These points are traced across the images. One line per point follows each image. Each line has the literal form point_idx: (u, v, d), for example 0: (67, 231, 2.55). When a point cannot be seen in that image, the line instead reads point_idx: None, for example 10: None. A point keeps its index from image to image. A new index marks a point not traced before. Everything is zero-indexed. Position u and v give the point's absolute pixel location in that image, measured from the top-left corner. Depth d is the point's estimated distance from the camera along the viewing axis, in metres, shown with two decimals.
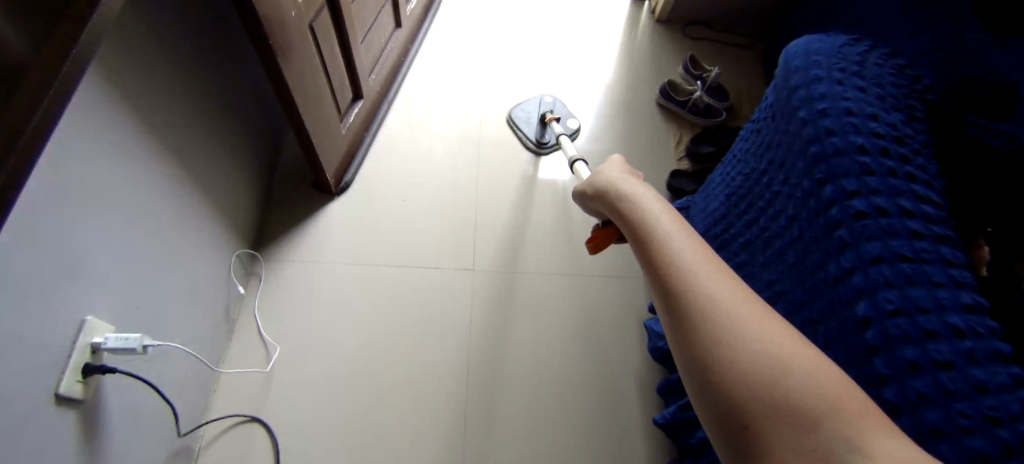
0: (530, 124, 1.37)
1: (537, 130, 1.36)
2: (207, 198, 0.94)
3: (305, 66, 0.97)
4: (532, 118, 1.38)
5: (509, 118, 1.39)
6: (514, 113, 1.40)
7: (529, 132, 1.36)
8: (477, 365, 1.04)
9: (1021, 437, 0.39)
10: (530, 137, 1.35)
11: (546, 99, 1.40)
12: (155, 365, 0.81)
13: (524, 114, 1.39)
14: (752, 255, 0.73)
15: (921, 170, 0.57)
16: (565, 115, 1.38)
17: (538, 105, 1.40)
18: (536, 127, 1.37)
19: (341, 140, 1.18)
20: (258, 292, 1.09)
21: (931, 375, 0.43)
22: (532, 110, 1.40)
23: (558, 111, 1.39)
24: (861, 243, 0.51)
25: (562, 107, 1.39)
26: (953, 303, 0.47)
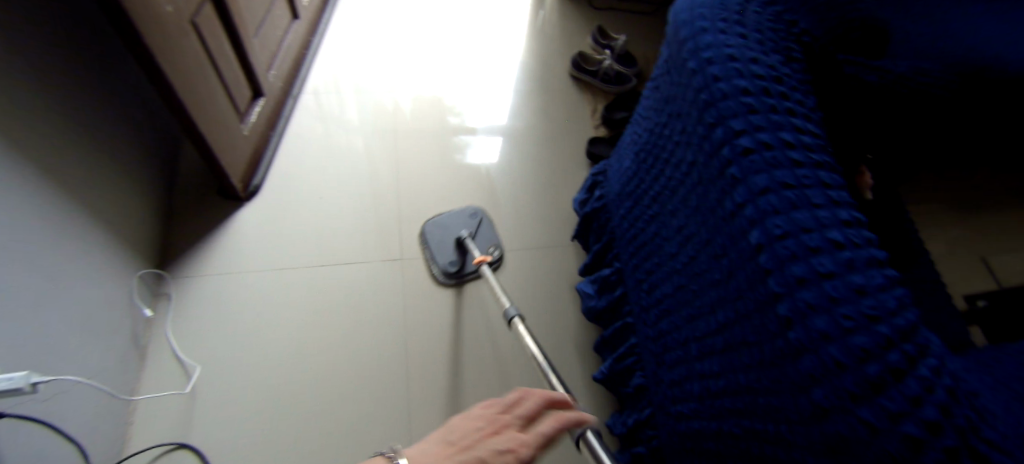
0: (445, 248, 1.13)
1: (452, 254, 1.12)
2: (94, 217, 0.85)
3: (191, 66, 0.90)
4: (448, 238, 1.14)
5: (422, 233, 1.16)
6: (428, 228, 1.15)
7: (441, 256, 1.12)
8: (419, 355, 1.03)
9: (895, 329, 0.44)
10: (441, 263, 1.11)
11: (467, 217, 1.17)
12: (52, 404, 0.74)
13: (438, 234, 1.14)
14: (661, 206, 0.76)
15: (798, 104, 0.61)
16: (488, 240, 1.16)
17: (458, 221, 1.17)
18: (451, 249, 1.12)
19: (245, 142, 1.11)
20: (169, 313, 1.01)
21: (816, 286, 0.47)
22: (451, 228, 1.16)
23: (480, 232, 1.16)
24: (750, 177, 0.54)
25: (485, 229, 1.17)
26: (832, 221, 0.51)
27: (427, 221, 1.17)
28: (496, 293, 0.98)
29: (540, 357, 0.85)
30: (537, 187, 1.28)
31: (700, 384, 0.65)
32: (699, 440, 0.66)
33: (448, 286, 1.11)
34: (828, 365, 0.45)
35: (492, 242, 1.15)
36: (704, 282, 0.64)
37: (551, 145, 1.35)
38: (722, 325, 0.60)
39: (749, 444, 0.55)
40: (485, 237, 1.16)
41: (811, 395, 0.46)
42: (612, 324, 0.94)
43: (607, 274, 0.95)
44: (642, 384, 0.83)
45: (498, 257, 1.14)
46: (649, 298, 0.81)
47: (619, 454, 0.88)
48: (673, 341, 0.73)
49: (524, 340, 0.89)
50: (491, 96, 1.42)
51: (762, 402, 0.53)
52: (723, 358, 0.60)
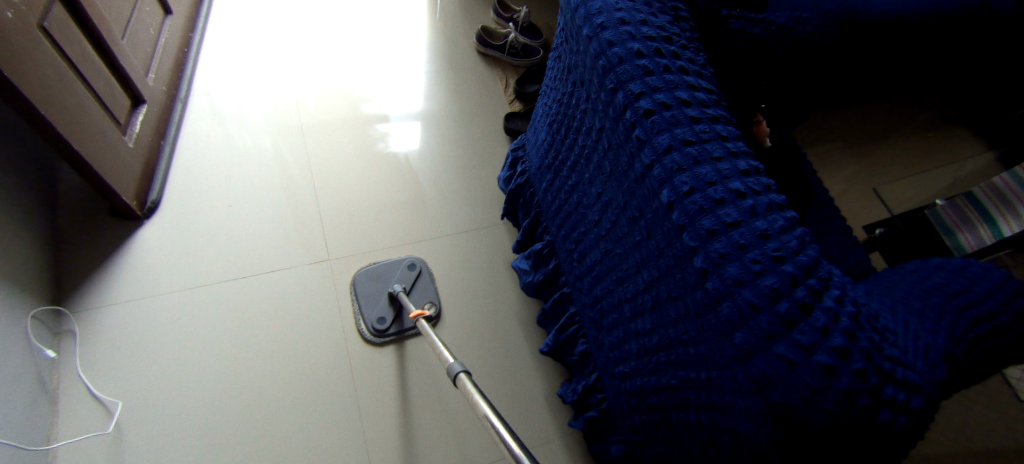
0: (376, 303, 1.03)
1: (384, 309, 1.02)
2: None
3: (51, 78, 0.79)
4: (380, 292, 1.04)
5: (352, 285, 1.05)
6: (359, 278, 1.05)
7: (371, 310, 1.02)
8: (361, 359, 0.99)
9: (799, 267, 0.47)
10: (372, 320, 1.01)
11: (404, 269, 1.07)
12: None
13: (370, 285, 1.04)
14: (580, 175, 0.77)
15: (690, 61, 0.62)
16: (425, 296, 1.06)
17: (393, 273, 1.06)
18: (385, 303, 1.03)
19: (132, 156, 1.00)
20: (75, 352, 0.90)
21: (725, 236, 0.49)
22: (385, 280, 1.05)
23: (417, 288, 1.06)
24: (654, 137, 0.55)
25: (423, 284, 1.07)
26: (733, 172, 0.53)
27: (359, 270, 1.07)
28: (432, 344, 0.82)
29: (502, 426, 0.59)
30: (461, 169, 1.25)
31: (637, 343, 0.67)
32: (643, 396, 0.68)
33: (378, 344, 1.01)
34: (742, 308, 0.47)
35: (431, 298, 1.06)
36: (628, 245, 0.65)
37: (468, 125, 1.33)
38: (649, 284, 0.61)
39: (687, 392, 0.58)
40: (423, 294, 1.06)
41: (733, 340, 0.48)
42: (550, 296, 0.95)
43: (539, 248, 0.96)
44: (586, 351, 0.85)
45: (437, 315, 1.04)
46: (581, 266, 0.82)
47: (574, 420, 0.91)
48: (608, 304, 0.74)
49: (473, 397, 0.65)
50: (398, 81, 1.36)
51: (693, 352, 0.55)
52: (654, 315, 0.61)
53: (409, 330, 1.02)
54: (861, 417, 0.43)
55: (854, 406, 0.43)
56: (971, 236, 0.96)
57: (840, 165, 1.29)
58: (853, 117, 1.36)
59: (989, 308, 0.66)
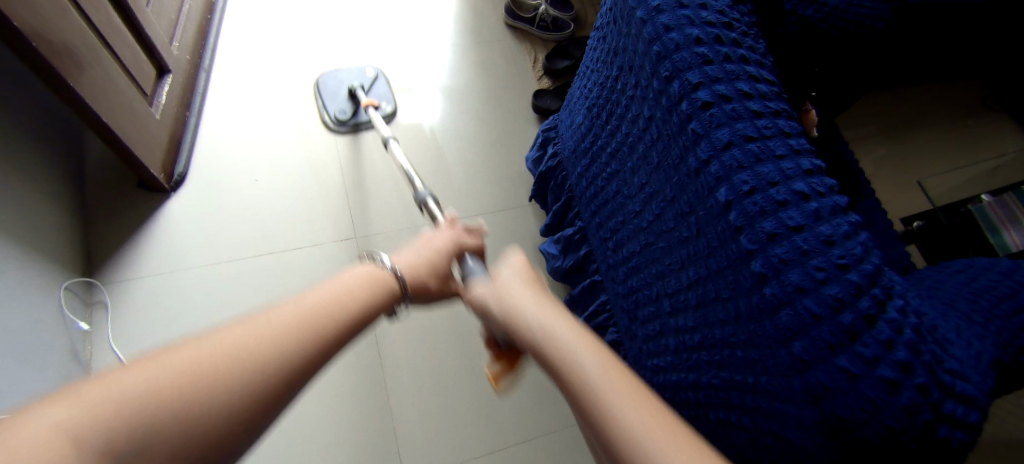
0: (336, 97, 1.18)
1: (344, 103, 1.18)
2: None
3: (80, 47, 0.78)
4: (342, 89, 1.19)
5: (315, 87, 1.20)
6: (322, 80, 1.20)
7: (334, 104, 1.18)
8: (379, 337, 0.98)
9: (864, 276, 0.45)
10: (332, 111, 1.17)
11: (364, 73, 1.21)
12: None
13: (333, 86, 1.19)
14: (621, 164, 0.74)
15: (751, 50, 0.58)
16: (382, 95, 1.21)
17: (354, 74, 1.21)
18: (344, 98, 1.19)
19: (159, 128, 0.98)
20: (107, 324, 0.92)
21: (789, 240, 0.47)
22: (344, 79, 1.20)
23: (374, 88, 1.20)
24: (712, 131, 0.53)
25: (380, 85, 1.21)
26: (796, 172, 0.50)
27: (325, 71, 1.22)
28: (378, 126, 1.06)
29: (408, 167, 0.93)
30: (487, 147, 1.23)
31: (676, 338, 0.66)
32: (678, 391, 0.67)
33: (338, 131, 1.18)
34: (803, 317, 0.46)
35: (387, 97, 1.20)
36: (672, 240, 0.64)
37: (495, 100, 1.29)
38: (696, 282, 0.60)
39: (730, 393, 0.57)
40: (380, 93, 1.20)
41: (791, 348, 0.47)
42: (580, 281, 0.94)
43: (571, 233, 0.94)
44: (616, 340, 0.85)
45: (390, 110, 1.20)
46: (616, 255, 0.80)
47: None
48: (645, 297, 0.73)
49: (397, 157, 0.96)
50: (423, 52, 1.33)
51: (741, 355, 0.54)
52: (697, 314, 0.60)
53: (365, 123, 1.18)
54: (922, 433, 0.42)
55: (915, 423, 0.42)
56: (1017, 235, 0.93)
57: (880, 154, 1.25)
58: (896, 103, 1.30)
59: None
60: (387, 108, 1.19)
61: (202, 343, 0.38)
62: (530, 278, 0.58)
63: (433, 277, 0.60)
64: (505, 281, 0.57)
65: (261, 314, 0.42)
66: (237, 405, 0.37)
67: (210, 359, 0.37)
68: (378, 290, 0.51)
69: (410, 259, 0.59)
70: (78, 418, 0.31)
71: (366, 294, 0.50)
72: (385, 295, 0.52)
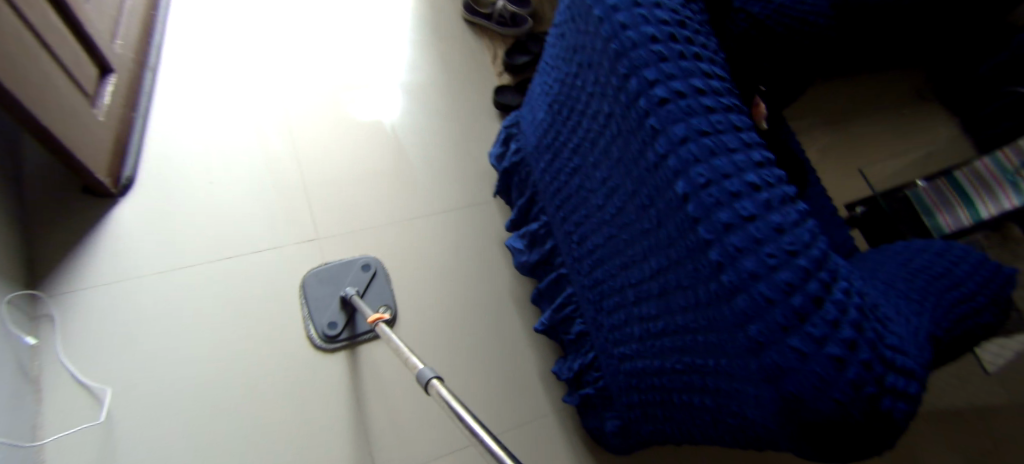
0: (327, 308, 0.97)
1: (337, 314, 0.97)
2: None
3: (15, 48, 0.73)
4: (333, 295, 0.98)
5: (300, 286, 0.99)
6: (308, 280, 0.99)
7: (323, 316, 0.96)
8: (348, 345, 0.97)
9: (812, 260, 0.48)
10: (320, 326, 0.96)
11: (359, 270, 1.01)
12: None
13: (322, 288, 0.99)
14: (583, 158, 0.76)
15: (704, 47, 0.61)
16: (380, 299, 1.00)
17: (346, 274, 1.00)
18: (336, 308, 0.97)
19: (103, 131, 0.93)
20: (56, 337, 0.87)
21: (742, 229, 0.49)
22: (336, 280, 1.00)
23: (373, 289, 1.01)
24: (669, 127, 0.55)
25: (379, 285, 1.01)
26: (748, 165, 0.53)
27: (314, 268, 1.01)
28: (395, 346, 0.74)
29: (487, 435, 0.50)
30: (450, 145, 1.22)
31: (640, 327, 0.68)
32: (643, 377, 0.70)
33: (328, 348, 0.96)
34: (757, 303, 0.48)
35: (386, 301, 1.00)
36: (634, 232, 0.65)
37: (456, 98, 1.29)
38: (658, 272, 0.61)
39: (692, 377, 0.60)
40: (378, 294, 1.00)
41: (747, 332, 0.49)
42: (546, 275, 0.96)
43: (535, 228, 0.96)
44: (582, 331, 0.87)
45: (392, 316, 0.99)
46: (581, 249, 0.82)
47: (568, 397, 0.93)
48: (609, 288, 0.75)
49: (448, 404, 0.55)
50: (382, 51, 1.31)
51: (701, 340, 0.56)
52: (660, 302, 0.63)
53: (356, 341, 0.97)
54: (866, 406, 0.45)
55: (860, 395, 0.45)
56: (949, 218, 1.01)
57: (824, 144, 1.31)
58: (839, 96, 1.37)
59: (969, 291, 0.68)
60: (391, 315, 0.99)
61: None
62: None
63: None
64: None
65: None
66: None
67: None
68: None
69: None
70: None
71: None
72: None
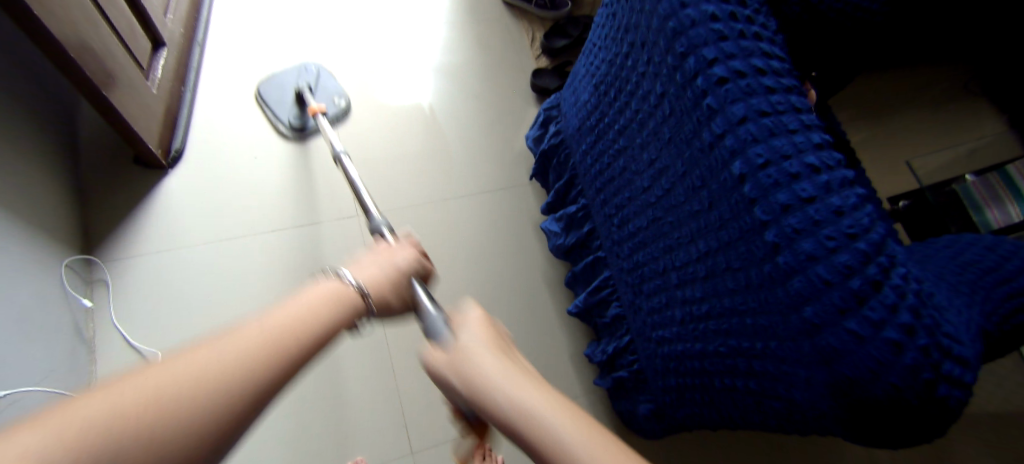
0: (283, 105, 1.12)
1: (292, 107, 1.12)
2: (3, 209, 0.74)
3: (78, 17, 0.76)
4: (285, 93, 1.13)
5: (258, 94, 1.13)
6: (261, 89, 1.13)
7: (282, 112, 1.11)
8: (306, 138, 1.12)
9: (872, 245, 0.47)
10: (282, 120, 1.11)
11: (306, 73, 1.15)
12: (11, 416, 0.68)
13: (275, 89, 1.13)
14: (630, 140, 0.75)
15: (764, 28, 0.60)
16: (330, 94, 1.15)
17: (294, 77, 1.14)
18: (291, 105, 1.12)
19: (155, 102, 0.96)
20: (111, 301, 0.91)
21: (801, 211, 0.49)
22: (286, 83, 1.13)
23: (321, 85, 1.15)
24: (727, 107, 0.55)
25: (327, 80, 1.16)
26: (808, 146, 0.52)
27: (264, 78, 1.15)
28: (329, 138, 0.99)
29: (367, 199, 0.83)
30: (486, 125, 1.23)
31: (682, 310, 0.68)
32: (682, 361, 0.70)
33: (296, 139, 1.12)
34: (814, 285, 0.48)
35: (337, 94, 1.16)
36: (681, 214, 0.66)
37: (493, 80, 1.29)
38: (707, 255, 0.61)
39: (736, 360, 0.60)
40: (327, 90, 1.15)
41: (802, 313, 0.49)
42: (582, 258, 0.96)
43: (573, 211, 0.96)
44: (618, 314, 0.87)
45: (340, 109, 1.15)
46: (621, 231, 0.82)
47: (601, 380, 0.94)
48: (650, 271, 0.75)
49: (347, 172, 0.90)
50: (420, 30, 1.31)
51: (750, 323, 0.56)
52: (706, 284, 0.63)
53: (312, 129, 1.12)
54: (923, 391, 0.44)
55: (916, 381, 0.44)
56: (999, 213, 0.99)
57: (867, 137, 1.28)
58: (885, 86, 1.33)
59: None
60: (338, 108, 1.14)
61: (176, 368, 0.37)
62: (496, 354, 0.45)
63: (387, 295, 0.55)
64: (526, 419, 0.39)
65: (229, 335, 0.40)
66: (229, 405, 0.37)
67: (189, 375, 0.36)
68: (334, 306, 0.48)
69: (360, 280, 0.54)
70: (48, 446, 0.30)
71: (329, 309, 0.48)
72: (339, 315, 0.49)
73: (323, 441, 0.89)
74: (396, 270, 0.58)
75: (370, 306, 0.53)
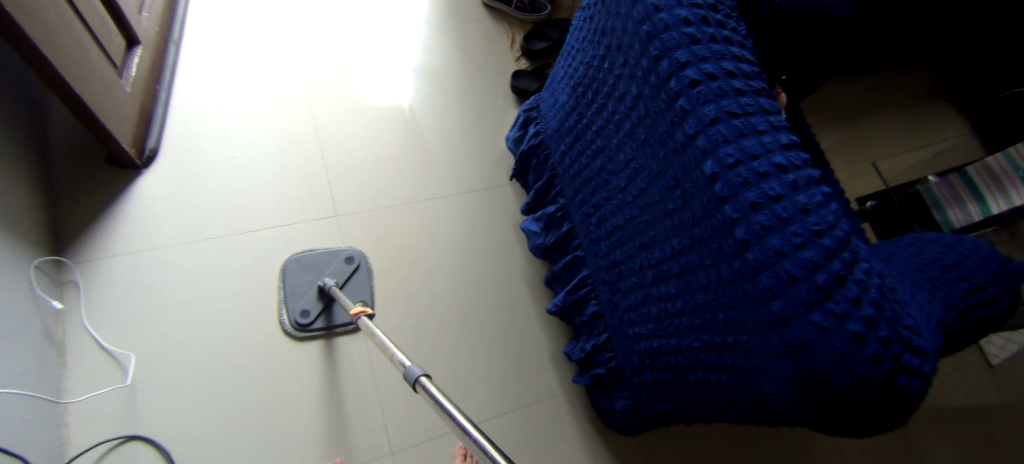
0: (303, 297, 0.96)
1: (311, 300, 0.96)
2: None
3: (50, 16, 0.74)
4: (310, 283, 0.97)
5: (280, 271, 0.99)
6: (288, 266, 0.98)
7: (298, 303, 0.95)
8: (320, 335, 0.96)
9: (836, 241, 0.49)
10: (295, 315, 0.94)
11: (341, 262, 1.00)
12: None
13: (301, 274, 0.98)
14: (607, 140, 0.77)
15: (735, 31, 0.62)
16: (359, 294, 0.98)
17: (328, 264, 0.99)
18: (311, 297, 0.96)
19: (128, 101, 0.94)
20: (82, 303, 0.89)
21: (770, 209, 0.51)
22: (314, 274, 0.98)
23: (351, 286, 0.98)
24: (699, 108, 0.56)
25: (359, 280, 0.99)
26: (776, 146, 0.54)
27: (295, 255, 1.00)
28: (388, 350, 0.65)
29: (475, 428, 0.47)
30: (467, 127, 1.23)
31: (657, 307, 0.70)
32: (659, 357, 0.71)
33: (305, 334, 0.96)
34: (783, 280, 0.50)
35: (364, 297, 0.98)
36: (657, 213, 0.67)
37: (474, 82, 1.30)
38: (682, 253, 0.63)
39: (709, 354, 0.61)
40: (358, 290, 0.98)
41: (770, 307, 0.51)
42: (561, 258, 0.97)
43: (552, 211, 0.97)
44: (597, 312, 0.89)
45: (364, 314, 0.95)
46: (599, 231, 0.83)
47: (579, 378, 0.95)
48: (627, 269, 0.77)
49: (437, 402, 0.52)
50: (400, 32, 1.31)
51: (722, 317, 0.58)
52: (680, 281, 0.64)
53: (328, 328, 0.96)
54: (885, 381, 0.46)
55: (878, 371, 0.46)
56: (959, 213, 1.03)
57: (836, 140, 1.33)
58: (853, 90, 1.38)
59: (981, 281, 0.68)
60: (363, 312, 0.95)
61: None
62: None
63: None
64: None
65: None
66: None
67: None
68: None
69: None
70: None
71: None
72: None
73: (300, 444, 0.88)
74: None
75: None
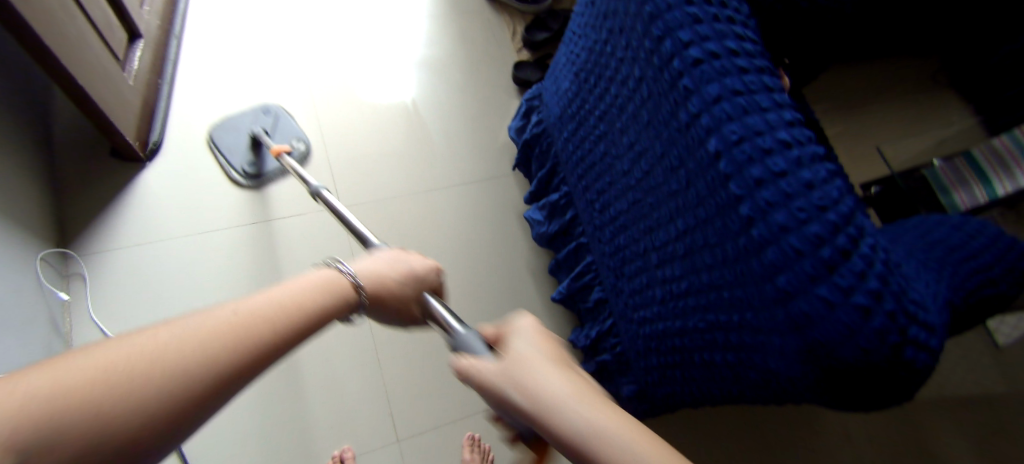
0: (236, 150, 1.04)
1: (246, 152, 1.04)
2: None
3: (55, 11, 0.75)
4: (241, 138, 1.05)
5: (207, 139, 1.05)
6: (214, 132, 1.04)
7: (235, 157, 1.03)
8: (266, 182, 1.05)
9: (841, 216, 0.49)
10: (235, 166, 1.03)
11: (261, 115, 1.07)
12: None
13: (229, 135, 1.04)
14: (610, 124, 0.77)
15: (737, 12, 0.61)
16: (289, 134, 1.07)
17: (248, 118, 1.06)
18: (245, 149, 1.04)
19: (131, 94, 0.94)
20: (89, 294, 0.90)
21: (774, 185, 0.51)
22: (239, 127, 1.05)
23: (278, 127, 1.07)
24: (702, 86, 0.56)
25: (286, 123, 1.08)
26: (779, 123, 0.54)
27: (215, 121, 1.06)
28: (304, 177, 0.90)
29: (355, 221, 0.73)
30: (469, 118, 1.23)
31: (662, 289, 0.70)
32: (663, 340, 0.71)
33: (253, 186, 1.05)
34: (787, 256, 0.50)
35: (296, 135, 1.08)
36: (661, 194, 0.67)
37: (475, 73, 1.30)
38: (686, 234, 0.63)
39: (715, 334, 0.61)
40: (287, 131, 1.07)
41: (776, 283, 0.51)
42: (564, 246, 0.98)
43: (556, 199, 0.97)
44: (601, 298, 0.89)
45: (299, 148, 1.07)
46: (603, 216, 0.84)
47: (585, 364, 0.95)
48: (631, 253, 0.77)
49: (328, 202, 0.80)
50: (401, 24, 1.31)
51: (727, 296, 0.58)
52: (684, 262, 0.64)
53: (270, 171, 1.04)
54: (890, 354, 0.46)
55: (884, 345, 0.46)
56: (965, 195, 1.02)
57: (839, 127, 1.33)
58: (857, 77, 1.37)
59: (992, 261, 0.68)
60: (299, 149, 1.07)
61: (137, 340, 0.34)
62: (553, 352, 0.43)
63: (391, 296, 0.51)
64: (521, 356, 0.42)
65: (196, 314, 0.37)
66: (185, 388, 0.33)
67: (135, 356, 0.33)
68: (335, 300, 0.46)
69: (372, 280, 0.50)
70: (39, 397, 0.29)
71: (322, 300, 0.44)
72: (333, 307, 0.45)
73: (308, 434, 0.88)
74: (408, 274, 0.54)
75: (364, 300, 0.49)
